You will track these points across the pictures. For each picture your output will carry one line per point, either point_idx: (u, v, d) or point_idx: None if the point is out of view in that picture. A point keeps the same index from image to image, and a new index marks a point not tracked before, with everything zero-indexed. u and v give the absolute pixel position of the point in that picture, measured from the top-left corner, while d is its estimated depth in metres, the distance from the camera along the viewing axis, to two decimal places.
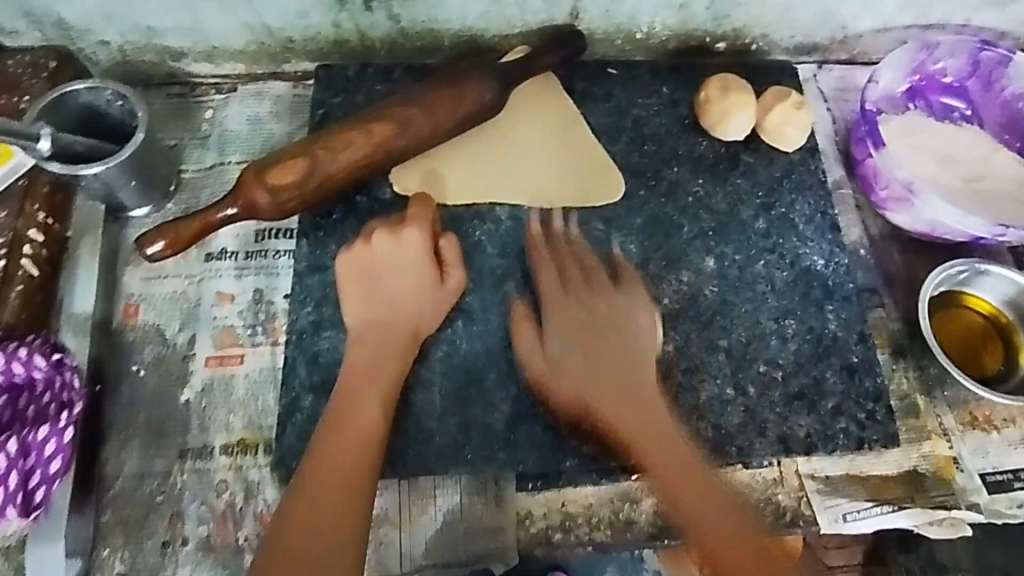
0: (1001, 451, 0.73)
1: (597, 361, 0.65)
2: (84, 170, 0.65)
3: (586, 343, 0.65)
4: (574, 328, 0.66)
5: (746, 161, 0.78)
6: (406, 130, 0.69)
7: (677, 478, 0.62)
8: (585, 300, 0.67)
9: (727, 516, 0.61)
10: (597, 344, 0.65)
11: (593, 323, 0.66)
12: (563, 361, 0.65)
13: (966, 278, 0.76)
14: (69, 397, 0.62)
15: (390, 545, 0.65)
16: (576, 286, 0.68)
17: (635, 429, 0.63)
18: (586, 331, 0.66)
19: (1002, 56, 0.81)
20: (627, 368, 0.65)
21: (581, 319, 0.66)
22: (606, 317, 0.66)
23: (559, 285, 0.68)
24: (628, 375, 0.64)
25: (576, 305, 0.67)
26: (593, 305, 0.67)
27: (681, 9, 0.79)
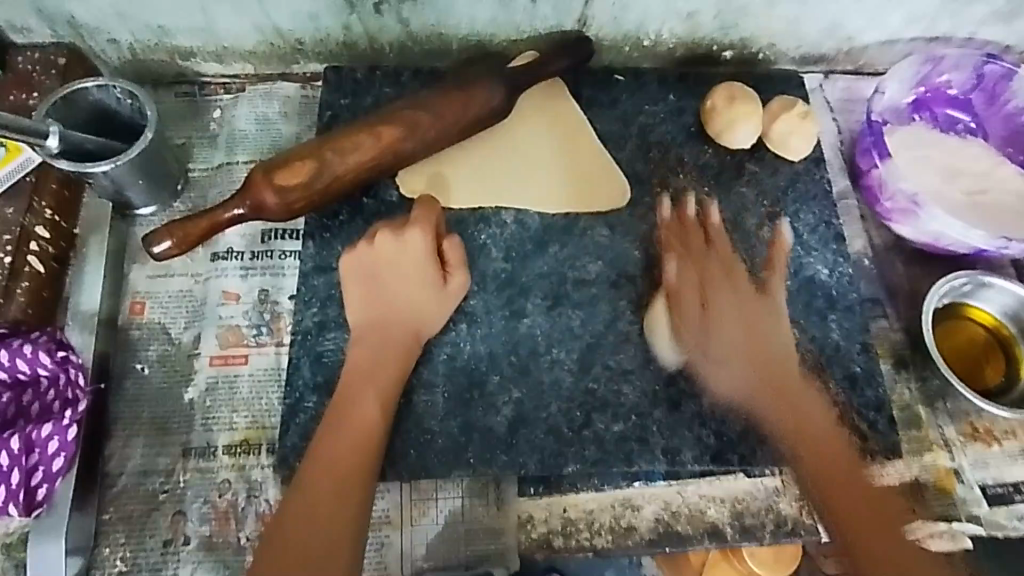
0: (1001, 463, 0.73)
1: (762, 362, 0.66)
2: (93, 168, 0.65)
3: (750, 351, 0.66)
4: (743, 334, 0.67)
5: (752, 170, 0.78)
6: (414, 134, 0.69)
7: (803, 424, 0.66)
8: (745, 301, 0.68)
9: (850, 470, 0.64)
10: (761, 348, 0.67)
11: (741, 325, 0.67)
12: (723, 341, 0.67)
13: (969, 290, 0.77)
14: (74, 394, 0.62)
15: (391, 547, 0.65)
16: (740, 282, 0.69)
17: (785, 389, 0.66)
18: (757, 346, 0.67)
19: (1006, 71, 0.82)
20: (780, 360, 0.67)
21: (740, 315, 0.67)
22: (745, 296, 0.68)
23: (722, 287, 0.68)
24: (786, 368, 0.66)
25: (730, 310, 0.67)
26: (748, 308, 0.68)
27: (689, 18, 0.79)
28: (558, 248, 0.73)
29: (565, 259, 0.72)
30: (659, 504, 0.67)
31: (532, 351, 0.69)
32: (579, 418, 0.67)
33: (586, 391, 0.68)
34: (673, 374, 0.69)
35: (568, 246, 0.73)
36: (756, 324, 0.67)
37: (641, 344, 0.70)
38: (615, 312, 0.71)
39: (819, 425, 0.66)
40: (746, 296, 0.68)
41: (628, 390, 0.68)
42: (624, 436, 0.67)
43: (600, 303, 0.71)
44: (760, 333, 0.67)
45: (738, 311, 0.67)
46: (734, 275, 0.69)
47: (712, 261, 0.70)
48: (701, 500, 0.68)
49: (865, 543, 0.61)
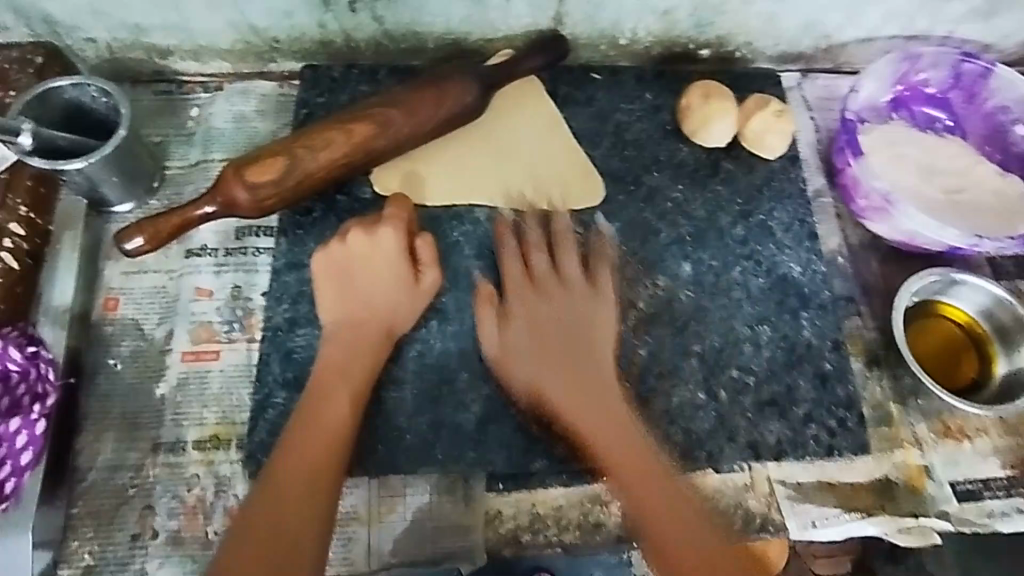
0: (972, 461, 0.73)
1: (538, 378, 0.65)
2: (65, 165, 0.65)
3: (543, 346, 0.66)
4: (532, 340, 0.66)
5: (726, 168, 0.78)
6: (385, 132, 0.69)
7: (607, 419, 0.64)
8: (529, 301, 0.67)
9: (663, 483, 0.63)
10: (554, 342, 0.66)
11: (552, 326, 0.66)
12: (518, 330, 0.66)
13: (941, 288, 0.77)
14: (44, 389, 0.63)
15: (358, 542, 0.66)
16: (560, 292, 0.67)
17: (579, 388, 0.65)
18: (551, 339, 0.66)
19: (983, 69, 0.82)
20: (580, 351, 0.66)
21: (543, 310, 0.66)
22: (555, 295, 0.67)
23: (547, 290, 0.67)
24: (580, 367, 0.65)
25: (532, 298, 0.67)
26: (560, 304, 0.67)
27: (664, 16, 0.80)
28: None
29: None
30: None
31: None
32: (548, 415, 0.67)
33: None
34: (642, 370, 0.69)
35: None
36: (564, 306, 0.67)
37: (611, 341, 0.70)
38: None
39: (631, 437, 0.64)
40: (555, 295, 0.67)
41: None
42: None
43: None
44: (562, 323, 0.67)
45: (554, 325, 0.66)
46: (566, 302, 0.67)
47: (538, 286, 0.67)
48: None
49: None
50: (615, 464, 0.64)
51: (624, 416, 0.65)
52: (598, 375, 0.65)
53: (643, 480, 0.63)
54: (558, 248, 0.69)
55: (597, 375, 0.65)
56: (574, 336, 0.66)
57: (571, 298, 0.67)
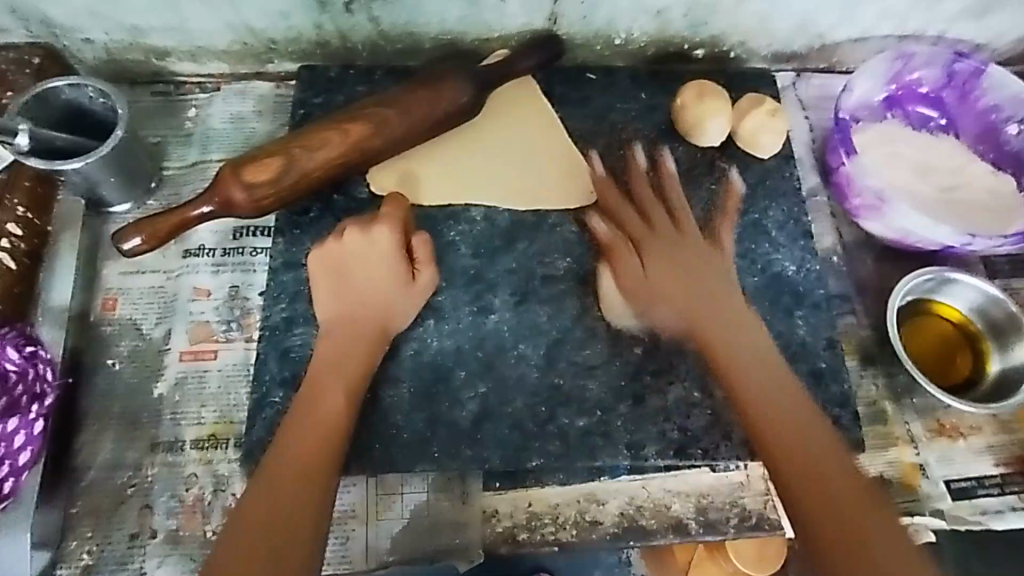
0: (967, 458, 0.74)
1: (681, 311, 0.67)
2: (63, 165, 0.66)
3: (680, 280, 0.68)
4: (672, 276, 0.68)
5: (721, 167, 0.79)
6: (381, 132, 0.70)
7: (733, 363, 0.65)
8: (662, 245, 0.69)
9: (806, 430, 0.62)
10: (697, 284, 0.68)
11: (693, 275, 0.68)
12: (654, 270, 0.68)
13: (934, 286, 0.77)
14: (42, 388, 0.63)
15: (356, 541, 0.66)
16: (689, 267, 0.68)
17: (717, 331, 0.66)
18: (702, 301, 0.67)
19: (976, 68, 0.82)
20: (715, 290, 0.68)
21: (676, 251, 0.69)
22: (683, 241, 0.70)
23: (675, 234, 0.70)
24: (715, 294, 0.68)
25: (660, 238, 0.69)
26: (692, 255, 0.69)
27: (659, 16, 0.80)
28: (525, 245, 0.73)
29: (533, 255, 0.73)
30: (624, 498, 0.68)
31: (499, 346, 0.70)
32: (543, 413, 0.68)
33: (552, 386, 0.69)
34: (638, 368, 0.70)
35: (536, 242, 0.74)
36: (706, 252, 0.69)
37: (607, 339, 0.71)
38: (582, 308, 0.72)
39: (778, 378, 0.64)
40: (693, 244, 0.70)
41: (592, 385, 0.69)
42: (588, 430, 0.67)
43: (567, 298, 0.72)
44: (696, 271, 0.68)
45: (704, 302, 0.67)
46: (703, 274, 0.68)
47: (680, 260, 0.68)
48: (666, 495, 0.68)
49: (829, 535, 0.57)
50: (754, 409, 0.63)
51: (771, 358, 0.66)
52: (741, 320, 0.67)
53: (783, 426, 0.62)
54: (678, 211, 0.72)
55: (739, 318, 0.67)
56: (713, 281, 0.68)
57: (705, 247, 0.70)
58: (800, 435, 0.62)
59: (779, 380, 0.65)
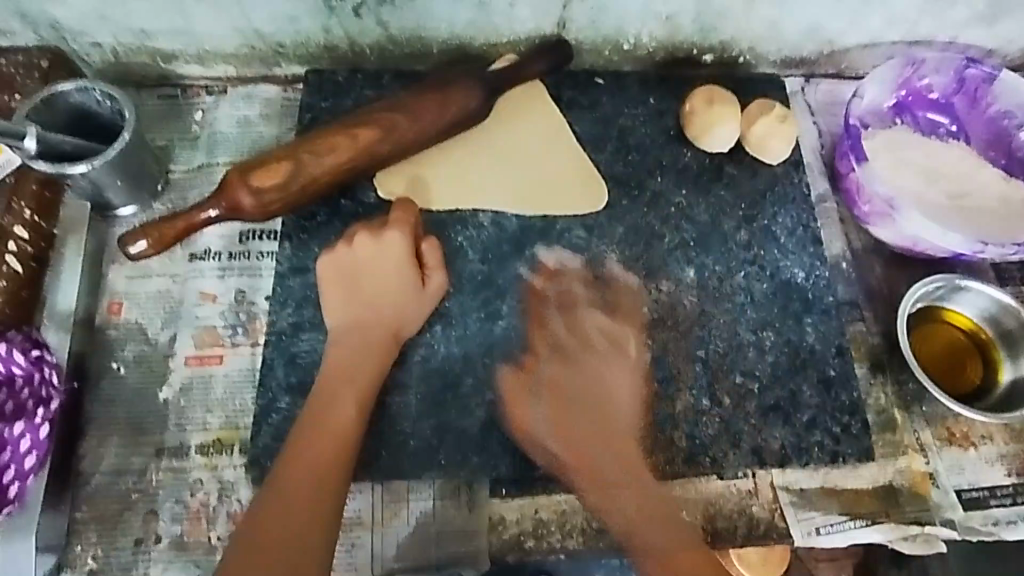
0: (978, 468, 0.73)
1: (576, 441, 0.65)
2: (71, 168, 0.66)
3: (560, 405, 0.65)
4: (551, 406, 0.65)
5: (730, 173, 0.78)
6: (389, 136, 0.70)
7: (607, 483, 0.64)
8: (557, 373, 0.67)
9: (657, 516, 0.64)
10: (570, 402, 0.66)
11: (575, 404, 0.66)
12: (547, 397, 0.66)
13: (944, 294, 0.76)
14: (48, 392, 0.63)
15: (362, 548, 0.66)
16: (560, 387, 0.66)
17: (591, 450, 0.65)
18: (580, 420, 0.65)
19: (988, 74, 0.82)
20: (601, 410, 0.66)
21: (569, 378, 0.66)
22: (568, 345, 0.68)
23: (574, 352, 0.67)
24: (600, 420, 0.65)
25: (576, 363, 0.67)
26: (590, 376, 0.66)
27: (668, 21, 0.80)
28: (534, 250, 0.73)
29: (541, 261, 0.73)
30: None
31: (507, 353, 0.69)
32: None
33: None
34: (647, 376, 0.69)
35: (544, 248, 0.73)
36: (576, 361, 0.67)
37: None
38: None
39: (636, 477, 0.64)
40: (581, 360, 0.67)
41: None
42: None
43: None
44: (570, 391, 0.66)
45: (577, 430, 0.65)
46: (570, 392, 0.66)
47: (568, 391, 0.66)
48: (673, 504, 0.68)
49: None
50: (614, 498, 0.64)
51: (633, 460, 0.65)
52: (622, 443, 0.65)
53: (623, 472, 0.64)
54: (571, 301, 0.70)
55: (620, 442, 0.65)
56: (595, 396, 0.66)
57: (583, 352, 0.67)
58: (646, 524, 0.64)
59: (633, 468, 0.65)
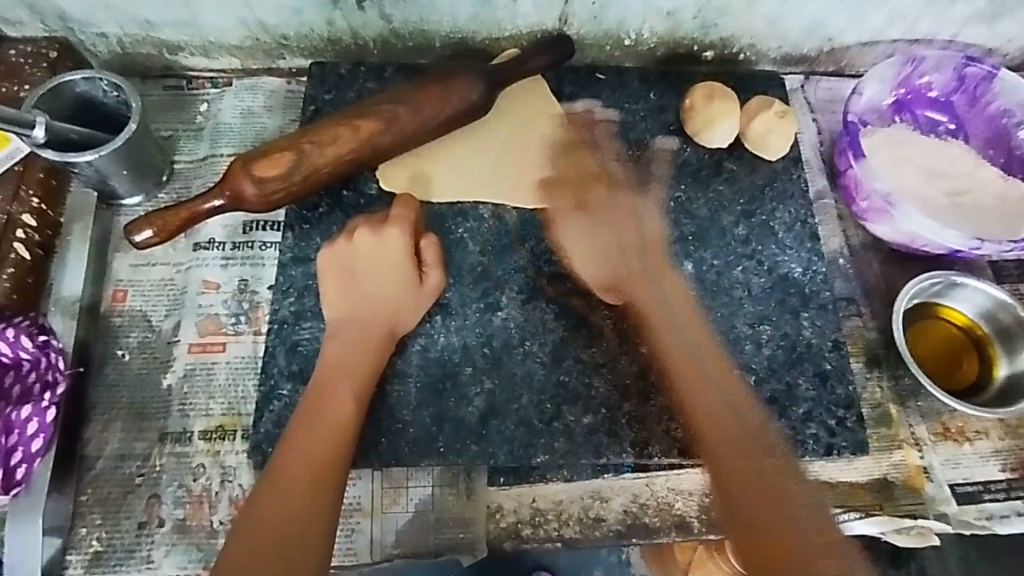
0: (972, 462, 0.74)
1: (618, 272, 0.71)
2: (77, 158, 0.67)
3: (604, 232, 0.72)
4: (600, 232, 0.72)
5: (729, 168, 0.79)
6: (390, 128, 0.70)
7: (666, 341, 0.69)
8: (597, 205, 0.73)
9: (727, 421, 0.65)
10: (617, 236, 0.72)
11: (620, 235, 0.72)
12: (592, 233, 0.73)
13: (941, 290, 0.77)
14: (54, 377, 0.63)
15: (362, 534, 0.66)
16: (608, 228, 0.72)
17: (642, 294, 0.70)
18: (627, 244, 0.72)
19: (987, 72, 0.82)
20: (641, 245, 0.72)
21: (610, 213, 0.73)
22: (617, 195, 0.74)
23: (611, 191, 0.74)
24: (641, 255, 0.72)
25: (604, 197, 0.74)
26: (628, 214, 0.73)
27: (669, 17, 0.80)
28: (534, 243, 0.74)
29: (541, 253, 0.73)
30: (628, 496, 0.69)
31: (505, 344, 0.70)
32: (549, 410, 0.68)
33: (558, 383, 0.69)
34: (644, 367, 0.70)
35: (544, 241, 0.74)
36: (622, 200, 0.74)
37: (614, 337, 0.71)
38: (590, 306, 0.72)
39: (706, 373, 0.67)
40: (624, 206, 0.74)
41: (599, 382, 0.69)
42: (593, 428, 0.68)
43: (575, 296, 0.72)
44: (621, 226, 0.73)
45: (633, 273, 0.71)
46: (617, 231, 0.72)
47: (600, 230, 0.73)
48: (670, 493, 0.69)
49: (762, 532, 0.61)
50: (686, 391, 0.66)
51: (696, 334, 0.69)
52: (671, 294, 0.71)
53: (752, 474, 0.63)
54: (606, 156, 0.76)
55: (670, 293, 0.71)
56: (643, 241, 0.73)
57: (630, 204, 0.74)
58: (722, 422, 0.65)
59: (703, 358, 0.68)
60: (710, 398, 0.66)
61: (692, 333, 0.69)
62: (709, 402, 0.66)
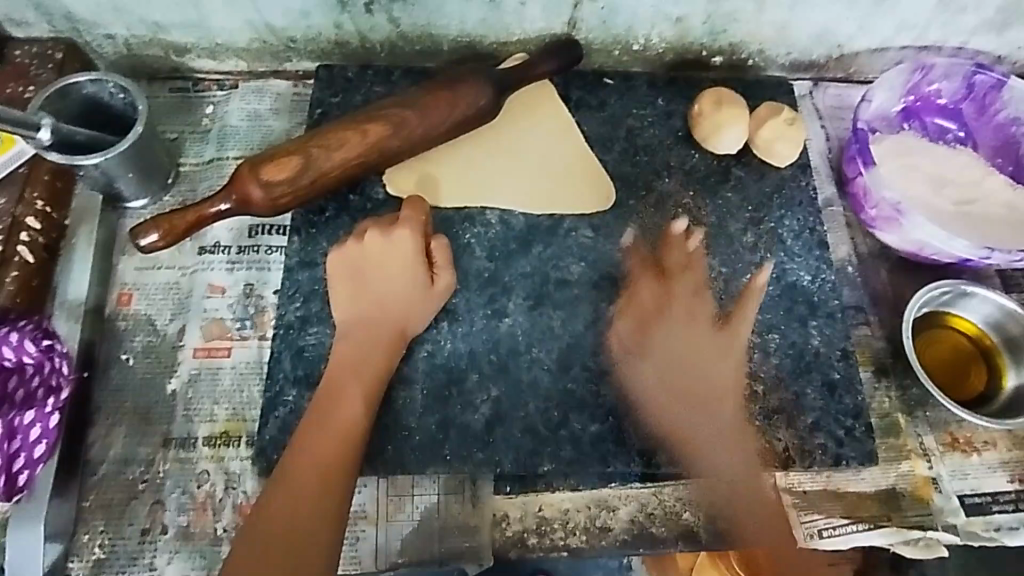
0: (980, 473, 0.73)
1: (681, 409, 0.67)
2: (83, 160, 0.66)
3: (670, 368, 0.68)
4: (667, 368, 0.68)
5: (737, 175, 0.78)
6: (398, 133, 0.70)
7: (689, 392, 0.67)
8: (662, 329, 0.69)
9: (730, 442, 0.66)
10: (688, 375, 0.68)
11: (688, 371, 0.68)
12: (646, 354, 0.69)
13: (950, 299, 0.77)
14: (58, 381, 0.63)
15: (366, 542, 0.66)
16: (681, 371, 0.68)
17: (685, 393, 0.67)
18: (693, 383, 0.68)
19: (995, 81, 0.82)
20: (711, 391, 0.67)
21: (676, 348, 0.68)
22: (684, 313, 0.70)
23: (676, 319, 0.69)
24: (707, 393, 0.67)
25: (672, 314, 0.70)
26: (694, 346, 0.68)
27: (678, 23, 0.80)
28: (541, 249, 0.73)
29: (548, 260, 0.73)
30: (635, 505, 0.69)
31: (512, 351, 0.70)
32: (556, 418, 0.67)
33: (565, 391, 0.68)
34: None
35: (551, 247, 0.73)
36: (687, 322, 0.69)
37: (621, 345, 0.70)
38: (596, 314, 0.71)
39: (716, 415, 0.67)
40: (690, 327, 0.69)
41: (606, 390, 0.69)
42: (600, 436, 0.67)
43: (582, 303, 0.72)
44: (697, 363, 0.68)
45: (703, 412, 0.67)
46: (687, 365, 0.68)
47: (669, 364, 0.68)
48: (678, 503, 0.69)
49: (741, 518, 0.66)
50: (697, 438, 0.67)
51: (723, 393, 0.67)
52: (721, 408, 0.67)
53: (751, 502, 0.66)
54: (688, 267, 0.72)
55: (722, 406, 0.67)
56: (702, 367, 0.68)
57: (693, 324, 0.69)
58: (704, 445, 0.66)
59: (717, 405, 0.67)
60: (710, 431, 0.67)
61: (722, 396, 0.68)
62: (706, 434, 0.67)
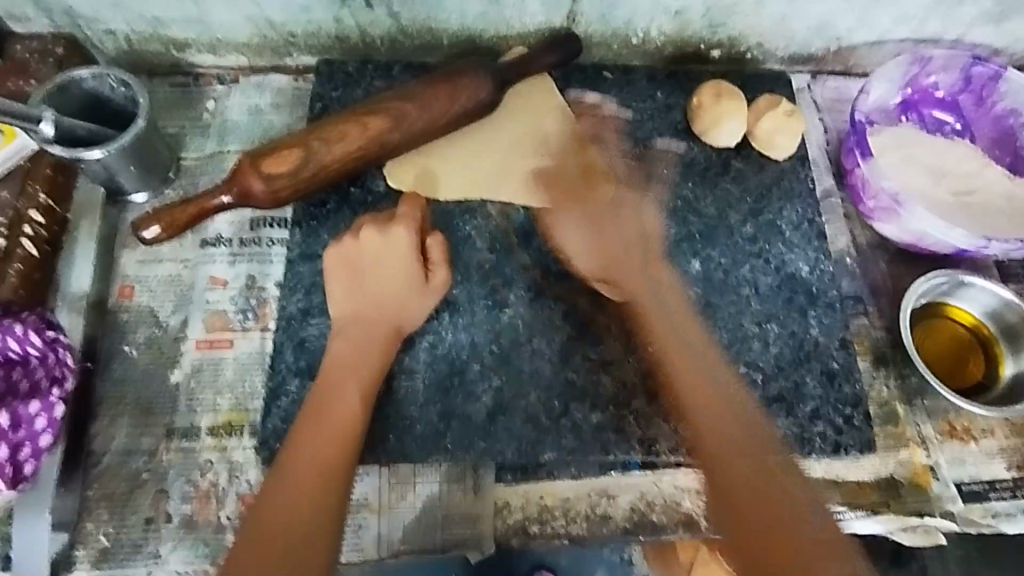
0: (978, 461, 0.74)
1: (613, 263, 0.69)
2: (86, 154, 0.66)
3: (602, 227, 0.70)
4: (595, 230, 0.70)
5: (736, 167, 0.79)
6: (399, 126, 0.70)
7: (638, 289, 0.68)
8: (598, 199, 0.71)
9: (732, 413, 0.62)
10: (615, 226, 0.70)
11: (610, 233, 0.70)
12: (587, 216, 0.71)
13: (948, 289, 0.77)
14: (62, 372, 0.64)
15: (368, 530, 0.66)
16: (603, 225, 0.70)
17: (623, 261, 0.69)
18: (612, 244, 0.70)
19: (994, 72, 0.82)
20: (633, 243, 0.70)
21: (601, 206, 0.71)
22: (613, 179, 0.72)
23: (603, 182, 0.72)
24: (629, 249, 0.69)
25: (604, 192, 0.71)
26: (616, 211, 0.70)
27: (677, 16, 0.80)
28: (541, 241, 0.74)
29: (548, 251, 0.73)
30: (635, 494, 0.68)
31: (513, 341, 0.70)
32: (557, 408, 0.68)
33: (566, 381, 0.69)
34: None
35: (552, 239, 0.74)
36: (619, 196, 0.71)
37: (621, 336, 0.71)
38: (596, 304, 0.72)
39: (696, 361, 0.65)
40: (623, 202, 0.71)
41: (606, 380, 0.69)
42: (601, 426, 0.68)
43: (582, 295, 0.72)
44: (623, 221, 0.70)
45: (611, 261, 0.69)
46: (606, 224, 0.70)
47: (598, 224, 0.70)
48: (677, 492, 0.69)
49: (744, 512, 0.59)
50: (679, 380, 0.64)
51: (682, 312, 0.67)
52: (662, 285, 0.69)
53: (758, 490, 0.59)
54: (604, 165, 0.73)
55: (663, 281, 0.69)
56: (633, 232, 0.70)
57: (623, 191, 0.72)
58: (716, 410, 0.62)
59: (696, 346, 0.65)
60: (696, 379, 0.64)
61: (671, 295, 0.68)
62: (703, 395, 0.63)
